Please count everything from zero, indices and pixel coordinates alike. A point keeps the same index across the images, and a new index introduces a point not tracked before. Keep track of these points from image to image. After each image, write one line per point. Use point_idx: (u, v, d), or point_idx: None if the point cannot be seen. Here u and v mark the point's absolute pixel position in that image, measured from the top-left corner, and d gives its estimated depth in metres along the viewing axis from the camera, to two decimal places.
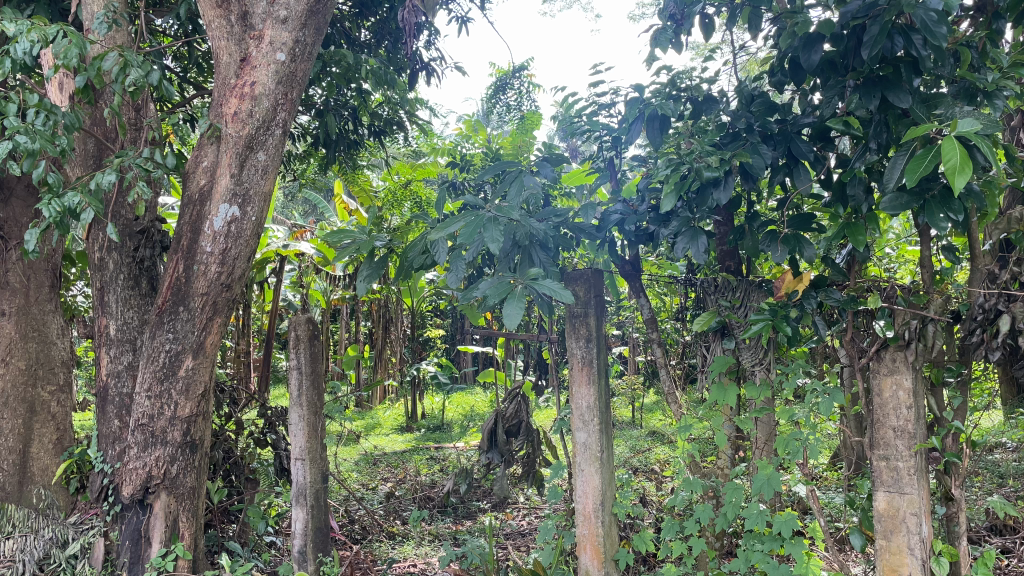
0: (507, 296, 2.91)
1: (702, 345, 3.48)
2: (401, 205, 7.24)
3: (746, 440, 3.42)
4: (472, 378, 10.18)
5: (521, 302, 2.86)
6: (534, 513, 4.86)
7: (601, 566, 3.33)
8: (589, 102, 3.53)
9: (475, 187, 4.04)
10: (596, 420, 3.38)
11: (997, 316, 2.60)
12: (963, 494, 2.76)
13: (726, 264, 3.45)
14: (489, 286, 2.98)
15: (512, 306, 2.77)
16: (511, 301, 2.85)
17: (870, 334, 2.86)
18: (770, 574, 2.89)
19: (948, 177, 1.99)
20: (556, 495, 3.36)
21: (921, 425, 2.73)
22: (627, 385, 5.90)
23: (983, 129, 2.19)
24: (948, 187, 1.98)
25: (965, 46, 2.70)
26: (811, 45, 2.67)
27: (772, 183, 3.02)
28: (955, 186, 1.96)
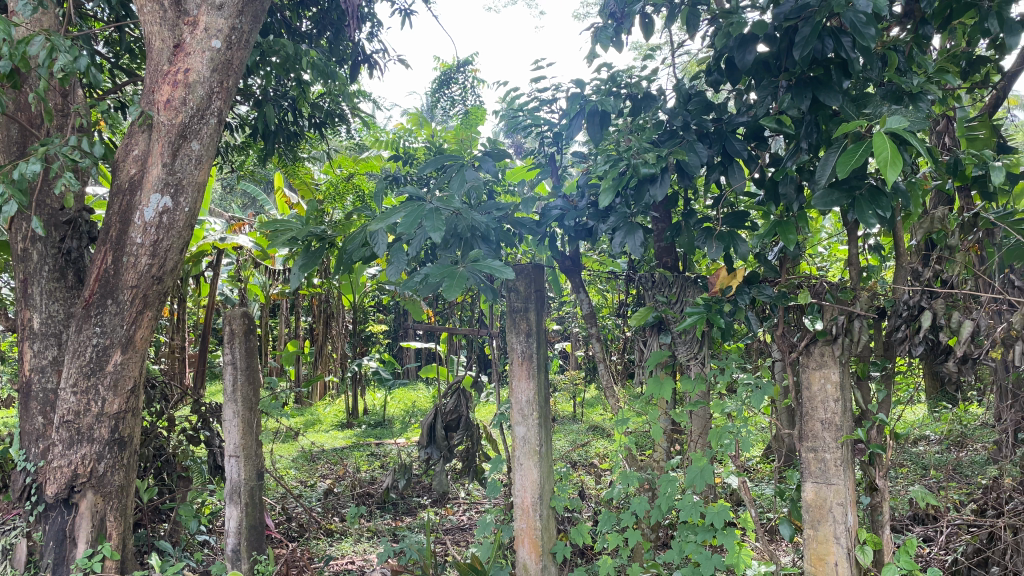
0: (449, 282, 2.89)
1: (639, 340, 3.53)
2: (342, 198, 7.14)
3: (682, 434, 3.48)
4: (415, 374, 10.13)
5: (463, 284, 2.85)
6: (474, 507, 4.86)
7: (538, 560, 3.34)
8: (531, 97, 3.53)
9: (418, 181, 4.02)
10: (535, 414, 3.39)
11: (920, 312, 2.68)
12: (886, 484, 2.86)
13: (663, 259, 3.50)
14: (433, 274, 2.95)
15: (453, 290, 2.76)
16: (452, 285, 2.84)
17: (800, 329, 2.94)
18: (703, 565, 2.94)
19: (879, 170, 2.05)
20: (496, 490, 3.36)
21: (848, 417, 2.82)
22: (569, 381, 5.94)
23: (909, 128, 2.26)
24: (880, 178, 2.05)
25: (892, 50, 2.79)
26: (746, 45, 2.73)
27: (707, 181, 3.07)
28: (887, 178, 2.02)
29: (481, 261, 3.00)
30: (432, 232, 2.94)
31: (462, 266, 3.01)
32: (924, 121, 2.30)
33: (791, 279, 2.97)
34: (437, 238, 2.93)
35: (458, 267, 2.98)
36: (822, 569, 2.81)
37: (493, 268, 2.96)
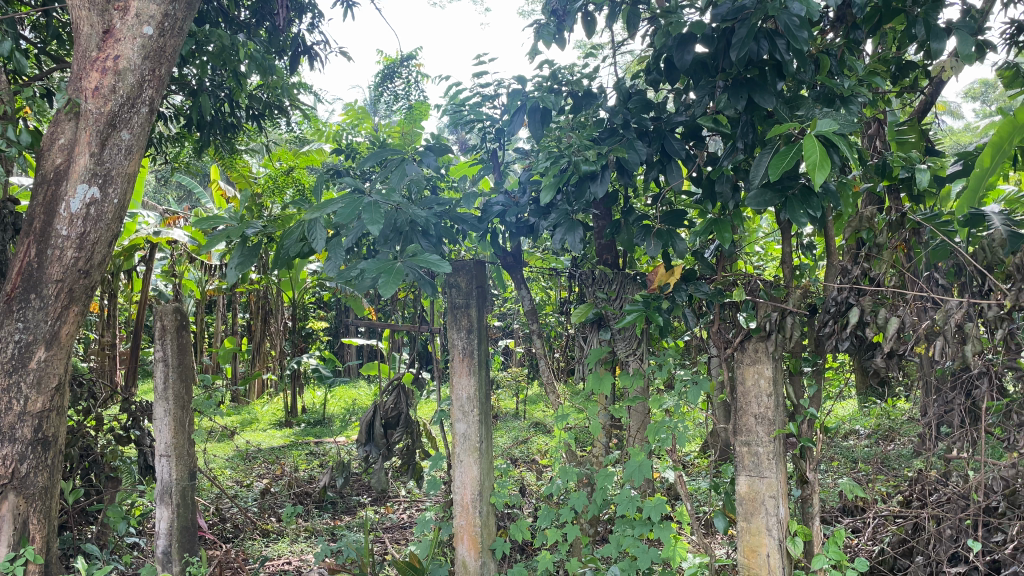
0: (386, 276, 2.85)
1: (580, 336, 3.55)
2: (282, 192, 7.01)
3: (621, 429, 3.52)
4: (356, 372, 10.01)
5: (402, 278, 2.83)
6: (415, 505, 4.83)
7: (477, 556, 3.34)
8: (474, 92, 3.52)
9: (360, 176, 3.97)
10: (476, 410, 3.39)
11: (848, 308, 2.79)
12: (816, 477, 2.94)
13: (604, 256, 3.52)
14: (370, 268, 2.91)
15: (392, 283, 2.73)
16: (390, 279, 2.80)
17: (735, 325, 3.00)
18: (640, 558, 2.99)
19: (809, 172, 2.12)
20: (435, 487, 3.34)
21: (780, 412, 2.90)
22: (511, 378, 5.94)
23: (840, 131, 2.34)
24: (809, 181, 2.12)
25: (825, 54, 2.85)
26: (684, 45, 2.77)
27: (646, 179, 3.11)
28: (814, 181, 2.09)
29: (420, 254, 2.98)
30: (370, 226, 2.91)
31: (401, 260, 2.98)
32: (854, 124, 2.37)
33: (727, 277, 3.02)
34: (376, 232, 2.90)
35: (396, 262, 2.95)
36: (754, 561, 2.89)
37: (431, 262, 2.94)
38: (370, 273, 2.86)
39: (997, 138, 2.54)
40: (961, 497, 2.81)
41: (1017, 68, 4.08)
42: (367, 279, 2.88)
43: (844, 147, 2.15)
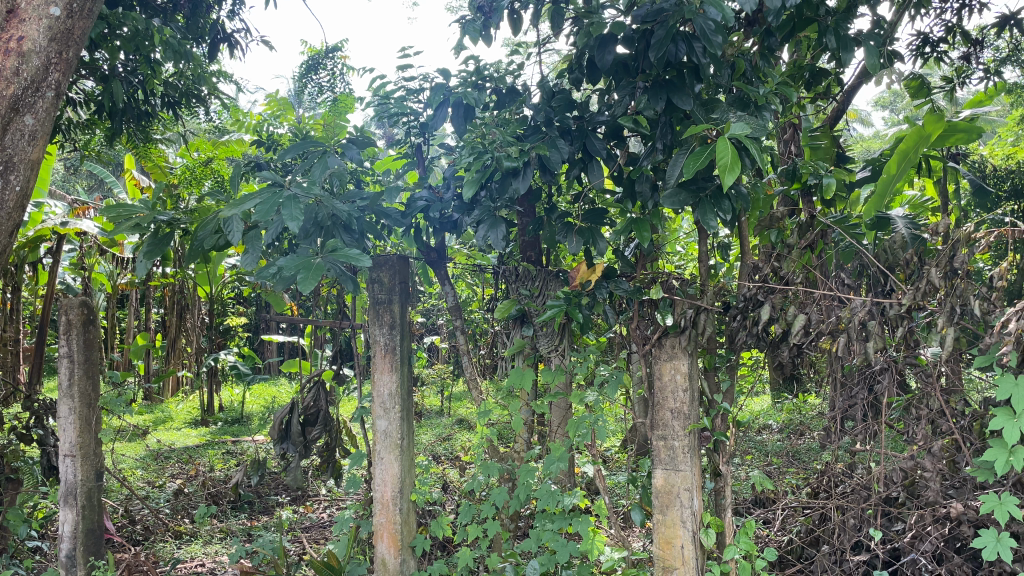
0: (306, 271, 2.81)
1: (503, 332, 3.56)
2: (200, 183, 6.78)
3: (542, 425, 3.55)
4: (277, 369, 9.79)
5: (320, 274, 2.79)
6: (335, 504, 4.76)
7: (397, 554, 3.31)
8: (398, 86, 3.49)
9: (281, 169, 3.89)
10: (398, 407, 3.36)
11: (757, 305, 2.91)
12: (728, 470, 3.04)
13: (527, 254, 3.55)
14: (287, 263, 2.86)
15: (310, 278, 2.69)
16: (308, 275, 2.76)
17: (653, 322, 3.07)
18: (559, 552, 3.03)
19: (721, 174, 2.18)
20: (355, 484, 3.29)
21: (694, 407, 3.00)
22: (436, 374, 5.90)
23: (753, 134, 2.42)
24: (720, 181, 2.19)
25: (741, 58, 2.93)
26: (605, 45, 2.81)
27: (568, 177, 3.13)
28: (724, 182, 2.17)
29: (340, 250, 2.94)
30: (288, 220, 2.85)
31: (320, 255, 2.93)
32: (767, 128, 2.44)
33: (645, 274, 3.10)
34: (293, 227, 2.84)
35: (315, 257, 2.91)
36: (669, 552, 2.96)
37: (352, 258, 2.91)
38: (288, 268, 2.80)
39: (902, 147, 2.74)
40: (864, 488, 2.94)
41: (921, 79, 4.31)
42: (284, 275, 2.83)
43: (754, 151, 2.23)
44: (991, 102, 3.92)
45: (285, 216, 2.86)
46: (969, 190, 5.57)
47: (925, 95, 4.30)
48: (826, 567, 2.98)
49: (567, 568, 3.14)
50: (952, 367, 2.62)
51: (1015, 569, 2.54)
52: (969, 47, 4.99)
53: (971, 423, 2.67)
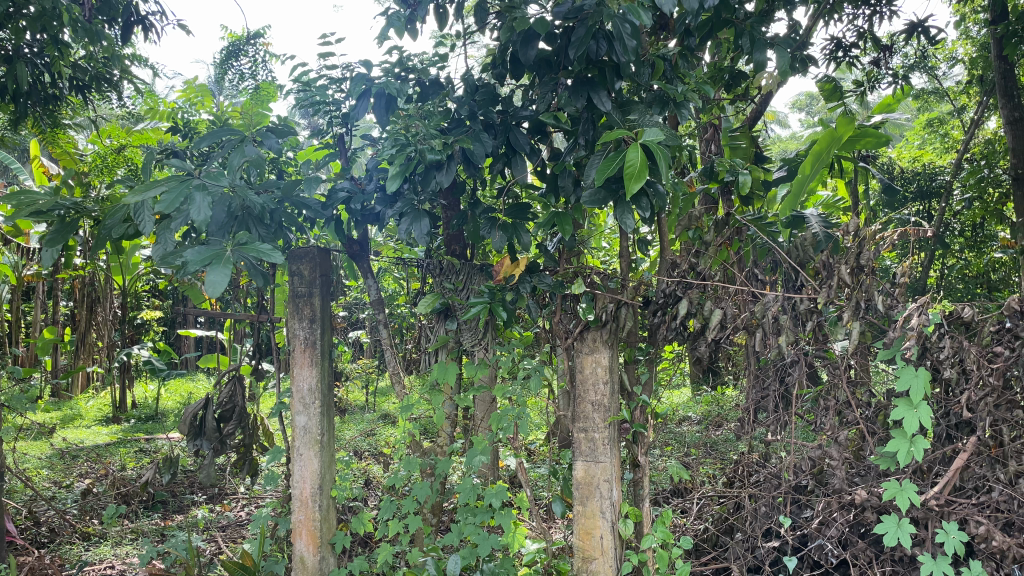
0: (215, 263, 2.71)
1: (428, 326, 3.55)
2: (112, 171, 6.51)
3: (466, 419, 3.55)
4: (194, 365, 9.49)
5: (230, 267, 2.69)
6: (254, 502, 4.65)
7: (316, 551, 3.25)
8: (319, 75, 3.43)
9: (199, 157, 3.78)
10: (318, 402, 3.30)
11: (676, 301, 2.98)
12: (646, 460, 3.12)
13: (452, 247, 3.55)
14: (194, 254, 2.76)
15: (218, 268, 2.59)
16: (216, 266, 2.66)
17: (575, 316, 3.11)
18: (481, 545, 3.03)
19: (628, 181, 2.34)
20: (273, 481, 3.22)
21: (614, 399, 3.05)
22: (361, 369, 5.83)
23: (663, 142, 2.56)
24: (628, 187, 2.32)
25: (661, 58, 2.97)
26: (528, 41, 2.81)
27: (492, 171, 3.14)
28: (632, 188, 2.30)
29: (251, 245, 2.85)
30: (197, 211, 2.75)
31: (232, 246, 2.85)
32: (678, 136, 2.54)
33: (568, 269, 3.13)
34: (202, 218, 2.75)
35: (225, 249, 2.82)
36: (589, 543, 3.00)
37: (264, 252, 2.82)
38: (195, 259, 2.70)
39: (817, 148, 2.89)
40: (775, 477, 3.01)
41: (834, 82, 4.47)
42: (192, 267, 2.71)
43: (662, 160, 2.36)
44: (899, 107, 4.09)
45: (194, 207, 2.76)
46: (878, 190, 5.81)
47: (838, 99, 4.46)
48: (738, 554, 3.07)
49: (489, 561, 3.15)
50: (859, 360, 2.73)
51: (914, 552, 2.67)
52: (878, 54, 5.21)
53: (875, 413, 2.77)
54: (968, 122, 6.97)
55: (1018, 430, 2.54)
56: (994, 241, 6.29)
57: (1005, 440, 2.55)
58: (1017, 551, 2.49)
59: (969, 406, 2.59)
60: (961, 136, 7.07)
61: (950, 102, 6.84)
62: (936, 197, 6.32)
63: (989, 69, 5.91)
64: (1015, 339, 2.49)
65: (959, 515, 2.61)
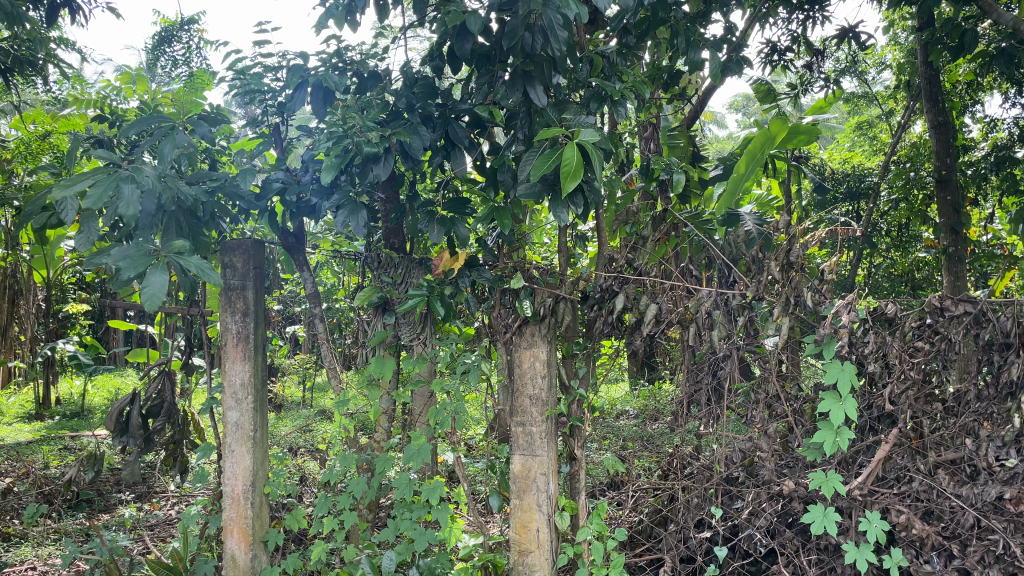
0: (149, 268, 2.62)
1: (365, 320, 3.51)
2: (35, 158, 6.26)
3: (404, 414, 3.53)
4: (123, 360, 9.19)
5: (166, 274, 2.60)
6: (185, 500, 4.54)
7: (248, 549, 3.19)
8: (255, 63, 3.35)
9: (127, 146, 3.67)
10: (250, 397, 3.23)
11: (613, 296, 3.00)
12: (583, 453, 3.16)
13: (391, 240, 3.51)
14: (124, 256, 2.65)
15: (158, 274, 2.50)
16: (153, 270, 2.57)
17: (514, 311, 3.12)
18: (417, 541, 3.01)
19: (564, 179, 2.35)
20: (203, 479, 3.14)
21: (552, 393, 3.07)
22: (298, 364, 5.73)
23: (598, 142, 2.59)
24: (564, 185, 2.34)
25: (599, 55, 2.99)
26: (463, 34, 2.81)
27: (430, 165, 3.12)
28: (567, 186, 2.32)
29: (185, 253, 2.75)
30: (126, 206, 2.65)
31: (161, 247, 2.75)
32: (613, 137, 2.57)
33: (506, 264, 3.15)
34: (131, 214, 2.64)
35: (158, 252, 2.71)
36: (525, 536, 3.01)
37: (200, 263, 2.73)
38: (129, 264, 2.59)
39: (752, 148, 3.00)
40: (707, 468, 3.07)
41: (768, 84, 4.58)
42: (123, 270, 2.60)
43: (598, 159, 2.39)
44: (830, 109, 4.21)
45: (122, 202, 2.66)
46: (810, 190, 5.98)
47: (772, 101, 4.58)
48: (672, 545, 3.11)
49: (426, 556, 3.14)
50: (790, 355, 2.80)
51: (839, 540, 2.74)
52: (811, 57, 5.36)
53: (803, 405, 2.84)
54: (895, 126, 7.22)
55: (938, 422, 2.70)
56: (918, 242, 6.41)
57: (925, 431, 2.69)
58: (934, 538, 2.60)
59: (891, 399, 2.69)
60: (888, 139, 7.32)
61: (879, 106, 7.07)
62: (866, 198, 6.62)
63: (916, 75, 6.13)
64: (936, 334, 2.61)
65: (881, 504, 2.70)
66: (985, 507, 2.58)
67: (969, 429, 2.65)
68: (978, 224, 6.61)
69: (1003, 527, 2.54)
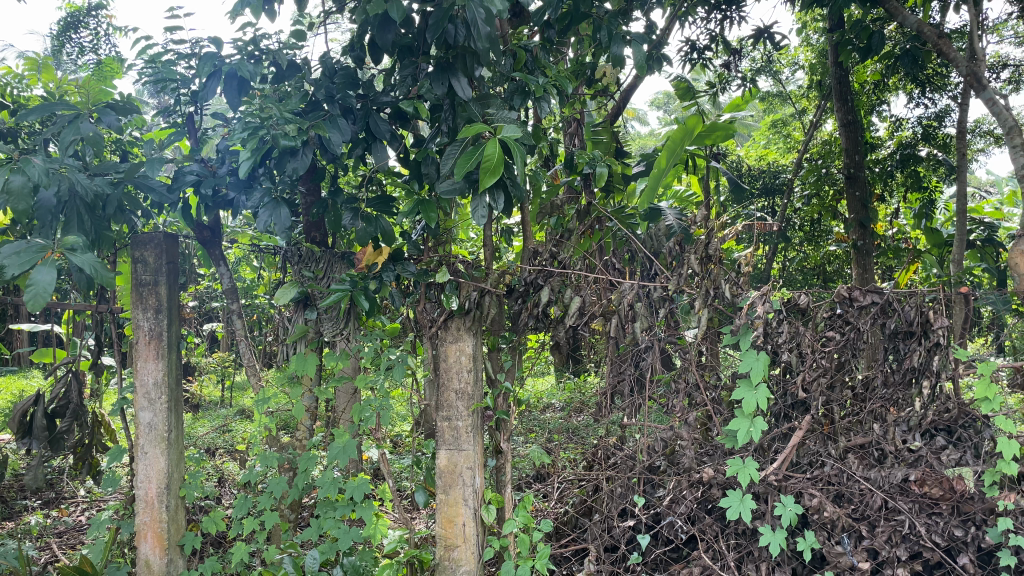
0: (37, 264, 2.52)
1: (286, 316, 3.42)
2: None
3: (327, 412, 3.46)
4: (27, 361, 8.74)
5: (56, 269, 2.53)
6: (96, 505, 4.35)
7: (162, 554, 3.08)
8: (166, 49, 3.22)
9: (28, 134, 3.50)
10: (164, 398, 3.11)
11: (538, 289, 3.01)
12: (509, 447, 3.17)
13: (312, 234, 3.44)
14: (10, 250, 2.53)
15: (50, 271, 2.43)
16: (44, 265, 2.50)
17: (439, 305, 3.10)
18: (341, 540, 2.96)
19: (485, 175, 2.36)
20: (114, 483, 3.01)
21: (478, 387, 3.06)
22: (217, 362, 5.57)
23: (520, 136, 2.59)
24: (486, 181, 2.35)
25: (523, 49, 2.99)
26: (385, 24, 2.78)
27: (352, 157, 3.07)
28: (488, 182, 2.33)
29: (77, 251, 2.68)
30: (15, 200, 2.62)
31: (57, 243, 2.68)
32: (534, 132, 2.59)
33: (432, 257, 3.12)
34: (23, 209, 2.61)
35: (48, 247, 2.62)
36: (451, 531, 3.00)
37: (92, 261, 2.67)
38: (14, 258, 2.48)
39: (671, 143, 3.05)
40: (631, 458, 3.11)
41: (688, 81, 4.68)
42: (6, 264, 2.48)
43: (518, 156, 2.40)
44: (747, 108, 4.33)
45: (13, 195, 2.62)
46: (728, 186, 6.14)
47: (692, 98, 4.68)
48: (597, 535, 3.13)
49: (349, 555, 3.09)
50: (710, 346, 2.87)
51: (756, 525, 2.80)
52: (729, 57, 5.50)
53: (721, 394, 2.90)
54: (808, 124, 7.49)
55: (848, 409, 2.80)
56: (829, 236, 6.59)
57: (836, 418, 2.79)
58: (846, 521, 2.69)
59: (805, 387, 2.77)
60: (801, 137, 7.59)
61: (793, 104, 7.32)
62: (780, 194, 6.88)
63: (827, 75, 6.37)
64: (846, 324, 2.71)
65: (796, 489, 2.78)
66: (892, 489, 2.72)
67: (876, 415, 2.79)
68: (885, 220, 6.91)
69: (908, 507, 2.68)
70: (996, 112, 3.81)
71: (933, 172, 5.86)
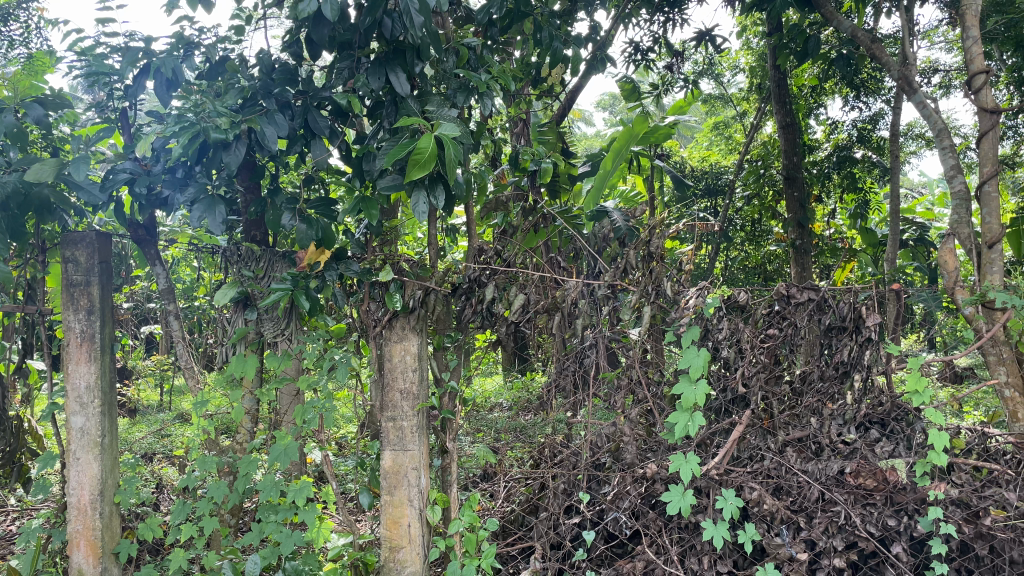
0: None
1: (225, 317, 3.34)
2: None
3: (268, 415, 3.39)
4: None
5: None
6: (27, 515, 4.18)
7: (96, 563, 2.99)
8: (97, 42, 3.12)
9: None
10: (97, 402, 3.02)
11: (481, 287, 3.01)
12: (455, 446, 3.16)
13: (252, 233, 3.37)
14: None
15: None
16: None
17: (382, 304, 3.07)
18: (282, 543, 2.91)
19: (414, 166, 2.36)
20: (44, 490, 2.91)
21: (423, 387, 3.04)
22: (155, 366, 5.41)
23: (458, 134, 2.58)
24: (412, 173, 2.35)
25: (465, 46, 2.99)
26: (319, 19, 2.77)
27: (289, 154, 3.04)
28: (416, 175, 2.33)
29: None
30: None
31: None
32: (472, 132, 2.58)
33: (376, 255, 3.06)
34: None
35: None
36: (396, 532, 2.97)
37: None
38: None
39: (616, 145, 3.08)
40: (576, 455, 3.13)
41: (632, 83, 4.73)
42: None
43: (453, 152, 2.40)
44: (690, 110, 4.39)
45: None
46: (671, 186, 6.23)
47: (636, 100, 4.72)
48: (543, 532, 3.13)
49: (292, 559, 3.03)
50: (653, 343, 2.90)
51: (698, 519, 2.84)
52: (671, 59, 5.57)
53: (663, 391, 2.94)
54: (749, 126, 7.64)
55: (787, 404, 2.87)
56: (770, 235, 6.72)
57: (775, 412, 2.86)
58: (784, 513, 2.75)
59: (743, 382, 2.83)
60: (743, 139, 7.73)
61: (734, 106, 7.44)
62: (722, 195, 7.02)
63: (766, 78, 6.51)
64: (783, 320, 2.79)
65: (736, 482, 2.85)
66: (829, 480, 2.78)
67: (813, 409, 2.85)
68: (823, 219, 7.08)
69: (844, 499, 2.74)
70: (926, 115, 3.94)
71: (868, 173, 6.03)
